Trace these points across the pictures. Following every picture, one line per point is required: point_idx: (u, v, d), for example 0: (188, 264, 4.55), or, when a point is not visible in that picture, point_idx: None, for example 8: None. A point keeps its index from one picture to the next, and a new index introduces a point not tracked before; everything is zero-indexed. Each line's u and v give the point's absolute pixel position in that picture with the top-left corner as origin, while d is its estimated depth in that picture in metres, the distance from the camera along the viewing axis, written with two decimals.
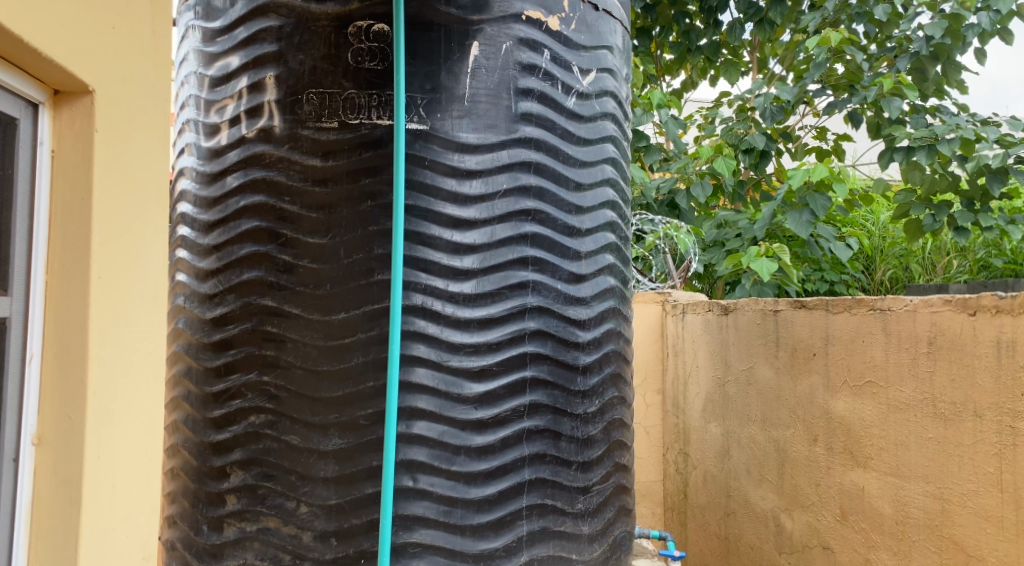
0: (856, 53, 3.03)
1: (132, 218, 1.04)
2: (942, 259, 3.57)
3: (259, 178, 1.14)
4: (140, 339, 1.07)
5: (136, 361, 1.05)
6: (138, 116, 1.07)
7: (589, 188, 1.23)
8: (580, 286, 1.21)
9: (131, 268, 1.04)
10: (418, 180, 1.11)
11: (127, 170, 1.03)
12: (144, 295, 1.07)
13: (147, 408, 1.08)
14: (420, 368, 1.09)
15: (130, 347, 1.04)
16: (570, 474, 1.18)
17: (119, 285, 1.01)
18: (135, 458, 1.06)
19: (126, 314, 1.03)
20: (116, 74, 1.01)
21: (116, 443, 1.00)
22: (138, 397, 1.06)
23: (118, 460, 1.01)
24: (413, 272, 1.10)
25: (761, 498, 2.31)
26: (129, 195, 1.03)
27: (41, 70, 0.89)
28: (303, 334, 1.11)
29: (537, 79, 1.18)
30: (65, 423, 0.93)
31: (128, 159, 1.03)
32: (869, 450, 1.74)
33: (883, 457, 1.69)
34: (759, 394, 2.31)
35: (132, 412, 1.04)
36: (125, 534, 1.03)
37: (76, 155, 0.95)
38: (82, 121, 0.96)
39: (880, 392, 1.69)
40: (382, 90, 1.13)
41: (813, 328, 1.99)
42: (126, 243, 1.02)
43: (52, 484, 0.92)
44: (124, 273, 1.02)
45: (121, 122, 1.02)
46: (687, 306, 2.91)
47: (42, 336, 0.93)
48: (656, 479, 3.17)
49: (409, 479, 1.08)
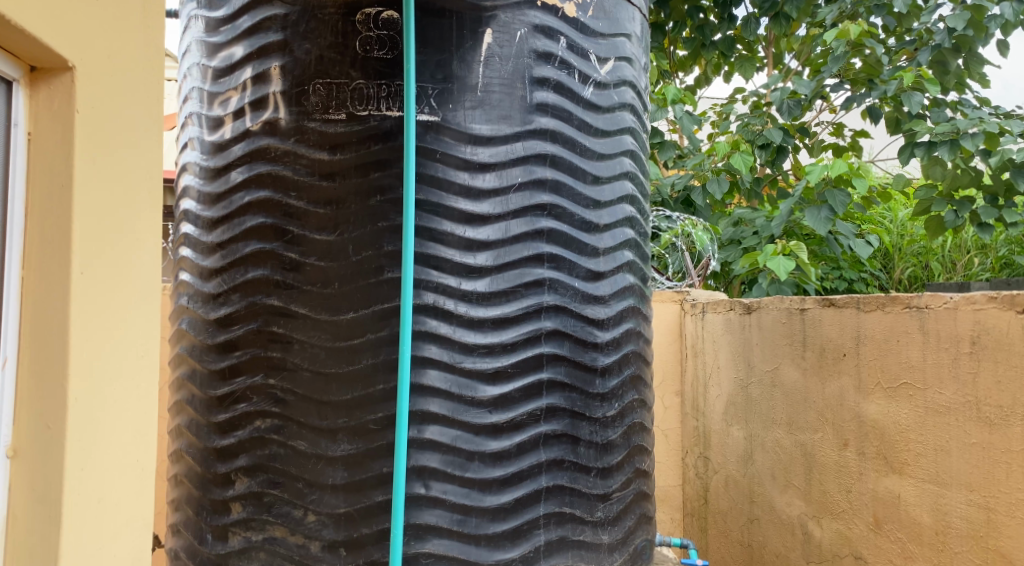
0: (876, 46, 2.98)
1: (124, 209, 0.96)
2: (963, 257, 3.50)
3: (265, 172, 1.09)
4: (132, 339, 0.97)
5: (142, 372, 0.98)
6: (134, 98, 0.99)
7: (606, 182, 1.18)
8: (598, 284, 1.16)
9: (134, 271, 0.97)
10: (429, 174, 1.06)
11: (138, 164, 0.99)
12: (146, 295, 1.01)
13: (143, 416, 1.00)
14: (432, 371, 1.04)
15: (135, 355, 0.97)
16: (589, 481, 1.13)
17: (106, 280, 0.91)
18: (129, 469, 0.97)
19: (123, 318, 0.96)
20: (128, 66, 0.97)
21: (112, 458, 0.93)
22: (131, 402, 0.97)
23: (112, 477, 0.93)
24: (424, 270, 1.05)
25: (787, 504, 2.26)
26: (140, 190, 0.99)
27: (21, 46, 0.81)
28: (311, 335, 1.07)
29: (553, 67, 1.13)
30: (42, 434, 0.84)
31: (123, 145, 0.96)
32: (904, 455, 1.68)
33: (920, 464, 1.63)
34: (785, 396, 2.25)
35: (137, 426, 0.97)
36: (116, 553, 0.94)
37: (55, 137, 0.86)
38: (61, 100, 0.86)
39: (917, 395, 1.64)
40: (392, 80, 1.08)
41: (843, 327, 1.93)
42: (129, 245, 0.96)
43: (29, 498, 0.84)
44: (128, 277, 0.96)
45: (129, 114, 0.97)
46: (707, 305, 2.85)
47: (17, 336, 0.84)
48: (675, 484, 3.10)
49: (421, 486, 1.03)
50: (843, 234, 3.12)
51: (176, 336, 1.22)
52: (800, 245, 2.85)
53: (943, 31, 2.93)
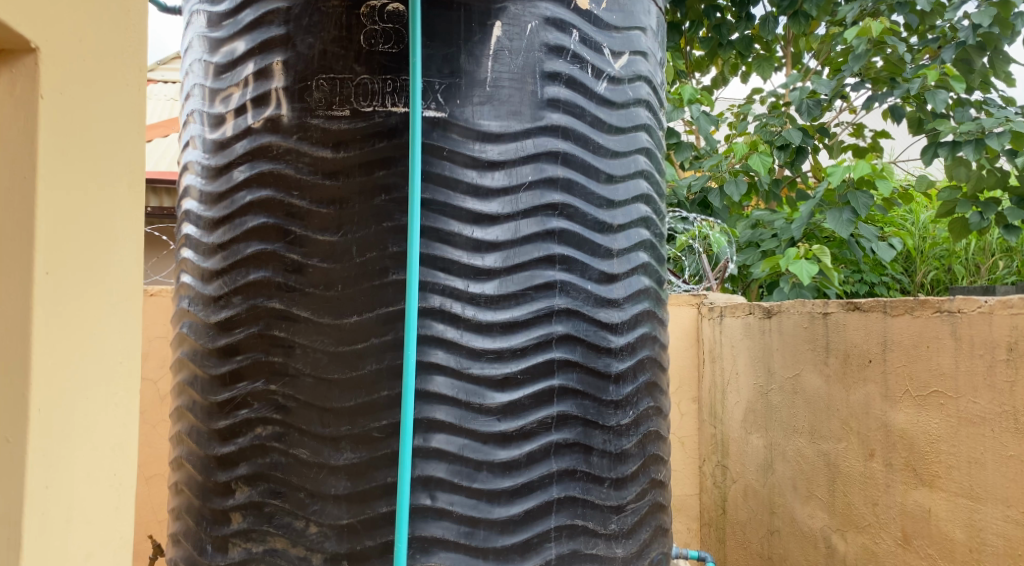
0: (898, 44, 2.92)
1: (95, 202, 0.84)
2: (988, 261, 3.38)
3: (266, 171, 1.06)
4: (108, 347, 0.85)
5: (133, 375, 0.89)
6: (115, 76, 0.88)
7: (620, 181, 1.14)
8: (612, 286, 1.11)
9: (116, 262, 0.87)
10: (436, 172, 1.02)
11: (121, 152, 0.88)
12: (124, 297, 0.88)
13: (125, 434, 0.88)
14: (438, 377, 1.00)
15: (124, 358, 0.87)
16: (602, 492, 1.09)
17: (69, 281, 0.81)
18: (106, 491, 0.85)
19: (99, 324, 0.85)
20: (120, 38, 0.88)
21: (93, 470, 0.83)
22: (108, 418, 0.85)
23: (92, 492, 0.83)
24: (431, 272, 1.01)
25: (809, 516, 2.20)
26: (123, 182, 0.88)
27: None
28: (313, 339, 1.03)
29: (565, 61, 1.09)
30: (4, 447, 0.76)
31: (102, 129, 0.86)
32: (935, 468, 1.63)
33: (952, 476, 1.57)
34: (807, 403, 2.20)
35: (126, 436, 0.88)
36: None
37: (16, 126, 0.78)
38: (23, 86, 0.78)
39: (949, 404, 1.59)
40: (398, 75, 1.04)
41: (869, 332, 1.87)
42: (116, 236, 0.87)
43: None
44: (113, 269, 0.86)
45: (114, 95, 0.88)
46: (725, 310, 2.80)
47: None
48: (692, 493, 3.04)
49: (427, 497, 0.99)
50: (865, 237, 3.06)
51: (177, 340, 1.19)
52: (822, 248, 2.80)
53: (967, 28, 2.86)
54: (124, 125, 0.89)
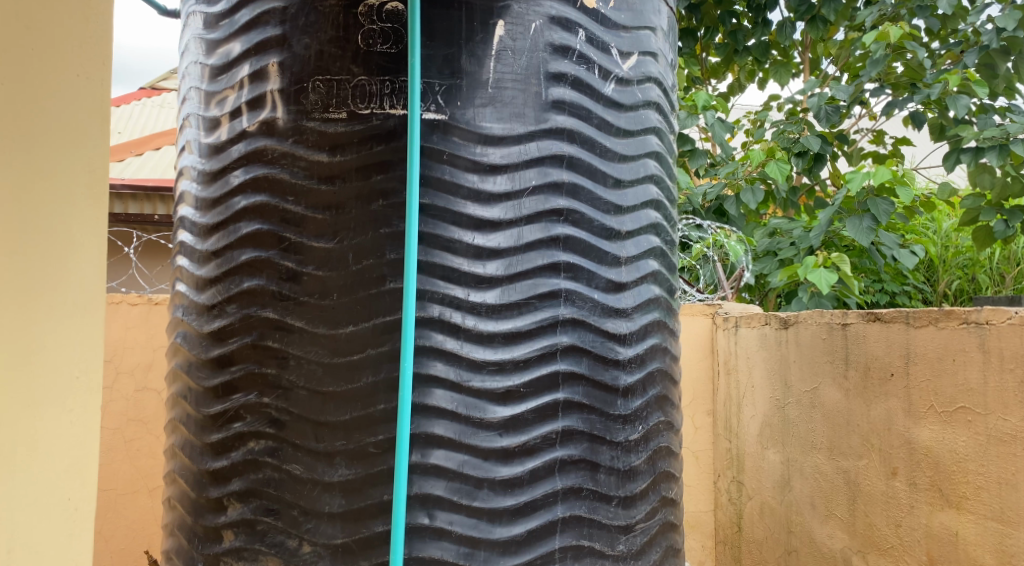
0: (919, 48, 2.87)
1: (46, 210, 0.80)
2: (1013, 269, 3.34)
3: (261, 176, 1.02)
4: (64, 362, 0.82)
5: (92, 388, 0.86)
6: (82, 77, 0.85)
7: (629, 185, 1.09)
8: (620, 295, 1.07)
9: (75, 272, 0.83)
10: (436, 177, 0.98)
11: (82, 156, 0.84)
12: (83, 307, 0.85)
13: (84, 451, 0.85)
14: (438, 390, 0.96)
15: (81, 372, 0.84)
16: (610, 512, 1.04)
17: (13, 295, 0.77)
18: (61, 513, 0.82)
19: (55, 338, 0.81)
20: (81, 34, 0.85)
21: (44, 491, 0.80)
22: (64, 436, 0.82)
23: (44, 514, 0.80)
24: (430, 280, 0.97)
25: (828, 536, 2.13)
26: (82, 187, 0.84)
27: None
28: (307, 350, 0.99)
29: (570, 62, 1.05)
30: None
31: (58, 134, 0.82)
32: (962, 489, 1.57)
33: (982, 498, 1.52)
34: (825, 418, 2.13)
35: (84, 452, 0.85)
36: None
37: None
38: None
39: (977, 421, 1.54)
40: (396, 76, 1.01)
41: (891, 344, 1.81)
42: (73, 243, 0.83)
43: None
44: (69, 280, 0.83)
45: (77, 97, 0.84)
46: (741, 320, 2.75)
47: None
48: (707, 509, 2.97)
49: (425, 516, 0.95)
50: (885, 245, 3.00)
51: (172, 350, 1.16)
52: (842, 256, 2.74)
53: (991, 31, 2.80)
54: (84, 123, 0.85)
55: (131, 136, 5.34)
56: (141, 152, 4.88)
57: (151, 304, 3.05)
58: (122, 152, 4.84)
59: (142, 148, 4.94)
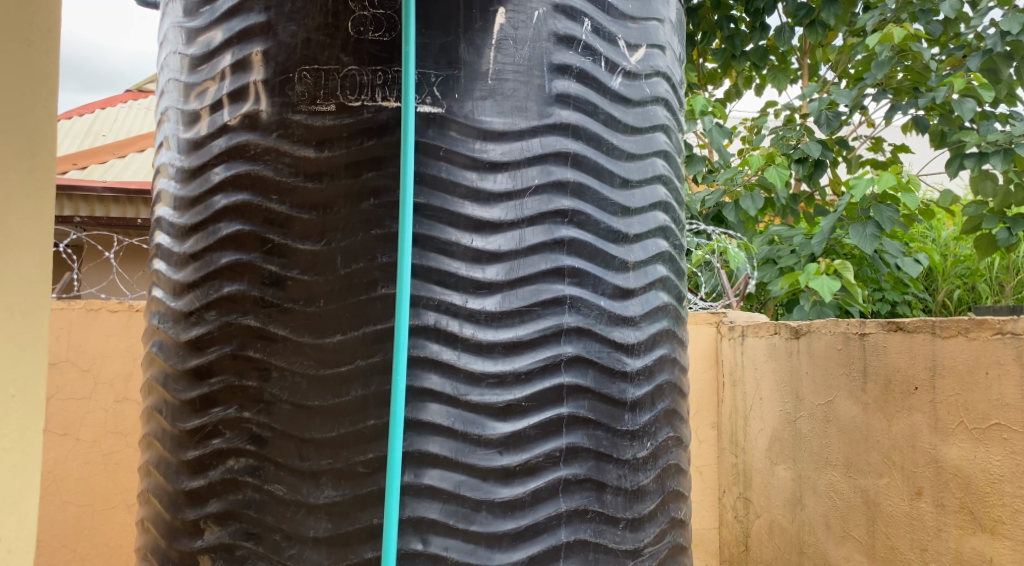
0: (923, 51, 2.87)
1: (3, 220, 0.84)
2: (1012, 278, 3.37)
3: (243, 173, 0.95)
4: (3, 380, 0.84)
5: (28, 407, 0.87)
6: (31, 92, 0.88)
7: (637, 186, 1.03)
8: (627, 303, 1.00)
9: (21, 283, 0.86)
10: (432, 174, 0.91)
11: (32, 166, 0.87)
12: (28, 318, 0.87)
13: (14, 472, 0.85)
14: (432, 404, 0.89)
15: (17, 391, 0.86)
16: (616, 535, 0.97)
17: None
18: None
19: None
20: (32, 52, 0.87)
21: None
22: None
23: None
24: (426, 285, 0.90)
25: (844, 557, 2.28)
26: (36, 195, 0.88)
27: None
28: (291, 361, 0.91)
29: (576, 54, 0.98)
30: None
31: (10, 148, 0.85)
32: (997, 513, 1.69)
33: (1017, 523, 1.63)
34: (841, 433, 2.28)
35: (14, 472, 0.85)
36: None
37: None
38: None
39: (1013, 438, 1.65)
40: (389, 66, 0.93)
41: (914, 355, 1.94)
42: (22, 252, 0.86)
43: None
44: (12, 295, 0.85)
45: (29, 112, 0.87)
46: (747, 329, 2.91)
47: None
48: (711, 527, 3.12)
49: (418, 542, 0.88)
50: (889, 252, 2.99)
51: (148, 360, 1.08)
52: (845, 263, 2.70)
53: (995, 36, 2.79)
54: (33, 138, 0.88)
55: (115, 139, 5.25)
56: (124, 155, 4.80)
57: (132, 311, 3.12)
58: (105, 153, 4.76)
59: (127, 150, 4.86)
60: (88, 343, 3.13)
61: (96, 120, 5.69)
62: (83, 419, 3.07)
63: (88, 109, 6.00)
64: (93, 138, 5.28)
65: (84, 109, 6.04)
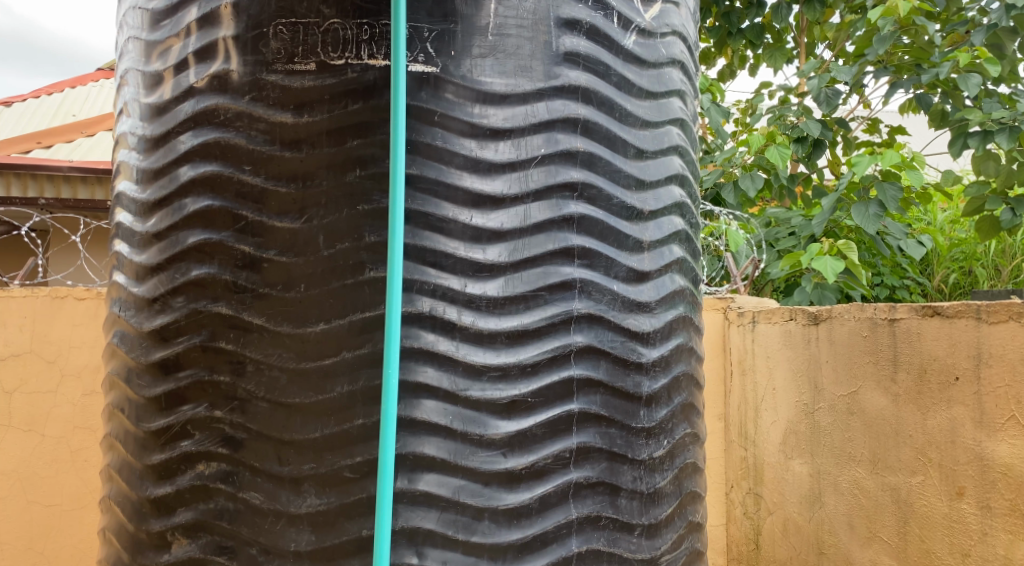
0: (926, 24, 2.84)
1: None
2: (1012, 261, 3.38)
3: (212, 141, 0.84)
4: None
5: None
6: None
7: (651, 157, 0.93)
8: (641, 287, 0.90)
9: None
10: (426, 142, 0.81)
11: None
12: None
13: None
14: (427, 401, 0.79)
15: None
16: (631, 543, 0.88)
17: None
18: None
19: None
20: None
21: None
22: None
23: None
24: (419, 268, 0.80)
25: (868, 558, 2.43)
26: None
27: None
28: (268, 353, 0.81)
29: (586, 7, 0.88)
30: None
31: None
32: None
33: None
34: (866, 426, 2.43)
35: None
36: None
37: None
38: None
39: None
40: (376, 19, 0.82)
41: (954, 345, 2.05)
42: None
43: None
44: None
45: None
46: (757, 317, 3.13)
47: None
48: (720, 524, 3.34)
49: (413, 555, 0.78)
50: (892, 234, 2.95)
51: (108, 352, 0.97)
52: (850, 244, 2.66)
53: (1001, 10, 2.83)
54: None
55: (85, 117, 5.10)
56: (92, 133, 4.65)
57: (101, 298, 3.09)
58: (72, 132, 4.60)
59: (95, 129, 4.71)
60: (55, 334, 3.06)
61: (65, 98, 5.52)
62: (52, 413, 3.02)
63: (57, 88, 5.82)
64: (62, 117, 5.11)
65: (53, 88, 5.86)
